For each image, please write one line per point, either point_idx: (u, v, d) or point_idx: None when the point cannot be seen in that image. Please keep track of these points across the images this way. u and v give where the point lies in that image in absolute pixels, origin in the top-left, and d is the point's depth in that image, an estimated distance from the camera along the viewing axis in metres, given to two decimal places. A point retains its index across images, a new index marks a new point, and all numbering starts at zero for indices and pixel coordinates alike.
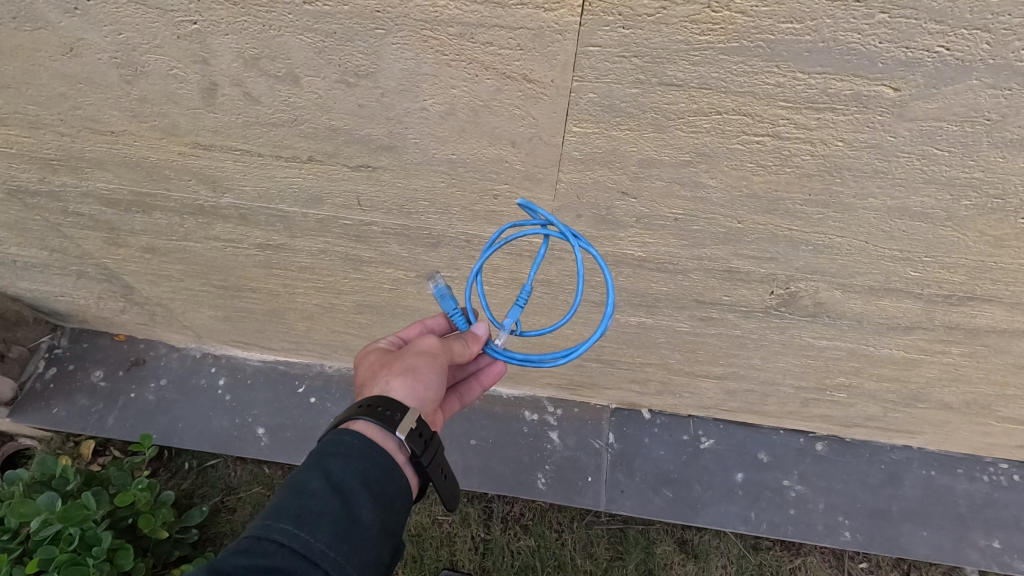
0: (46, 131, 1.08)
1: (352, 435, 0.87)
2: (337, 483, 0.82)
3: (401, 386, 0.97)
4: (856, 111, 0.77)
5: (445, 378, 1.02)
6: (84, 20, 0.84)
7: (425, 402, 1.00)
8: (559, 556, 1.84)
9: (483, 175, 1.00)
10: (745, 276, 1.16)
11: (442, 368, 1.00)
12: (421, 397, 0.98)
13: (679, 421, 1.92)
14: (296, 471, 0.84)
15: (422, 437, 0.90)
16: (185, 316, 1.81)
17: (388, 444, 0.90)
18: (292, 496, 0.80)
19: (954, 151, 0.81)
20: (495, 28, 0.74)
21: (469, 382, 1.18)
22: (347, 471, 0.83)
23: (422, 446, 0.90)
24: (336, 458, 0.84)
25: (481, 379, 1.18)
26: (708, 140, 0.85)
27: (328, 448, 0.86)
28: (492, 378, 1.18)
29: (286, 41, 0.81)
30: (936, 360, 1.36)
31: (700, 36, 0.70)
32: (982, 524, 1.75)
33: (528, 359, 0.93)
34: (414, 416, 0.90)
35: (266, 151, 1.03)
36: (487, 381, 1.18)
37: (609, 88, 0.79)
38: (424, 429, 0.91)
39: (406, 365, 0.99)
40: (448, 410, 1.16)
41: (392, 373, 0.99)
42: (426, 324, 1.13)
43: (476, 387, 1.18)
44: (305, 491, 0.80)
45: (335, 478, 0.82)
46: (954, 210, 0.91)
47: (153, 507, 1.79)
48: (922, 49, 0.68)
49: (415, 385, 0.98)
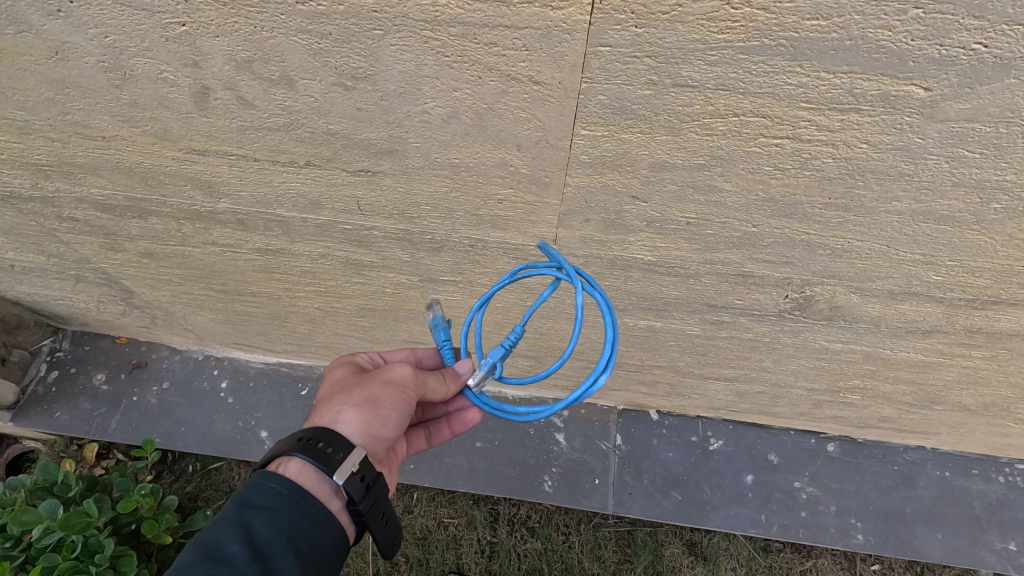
0: (36, 137, 1.05)
1: (283, 484, 0.85)
2: (258, 544, 0.79)
3: (357, 419, 0.96)
4: (883, 112, 0.73)
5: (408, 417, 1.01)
6: (68, 22, 0.80)
7: (377, 441, 0.97)
8: (566, 559, 1.81)
9: (487, 179, 0.96)
10: (759, 280, 1.12)
11: (407, 406, 0.99)
12: (374, 434, 0.97)
13: (688, 422, 1.89)
14: (216, 529, 0.80)
15: (364, 481, 0.89)
16: (186, 319, 1.78)
17: (321, 488, 0.89)
18: (206, 564, 0.76)
19: (986, 153, 0.77)
20: (499, 27, 0.70)
21: (439, 423, 1.20)
22: (271, 531, 0.80)
23: (363, 492, 0.88)
24: (260, 514, 0.82)
25: (454, 426, 1.20)
26: (723, 143, 0.81)
27: (253, 500, 0.83)
28: (463, 426, 1.20)
29: (279, 43, 0.77)
30: (955, 363, 1.32)
31: (718, 34, 0.66)
32: (998, 526, 1.71)
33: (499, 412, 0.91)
34: (358, 455, 0.89)
35: (262, 156, 0.99)
36: (456, 428, 1.20)
37: (619, 89, 0.75)
38: (368, 472, 0.90)
39: (369, 395, 0.98)
40: (411, 445, 1.18)
41: (350, 403, 0.97)
42: (416, 353, 1.15)
43: (445, 430, 1.21)
44: (224, 559, 0.77)
45: (258, 539, 0.79)
46: (983, 213, 0.87)
47: (157, 513, 1.77)
48: (957, 46, 0.63)
49: (370, 419, 0.96)
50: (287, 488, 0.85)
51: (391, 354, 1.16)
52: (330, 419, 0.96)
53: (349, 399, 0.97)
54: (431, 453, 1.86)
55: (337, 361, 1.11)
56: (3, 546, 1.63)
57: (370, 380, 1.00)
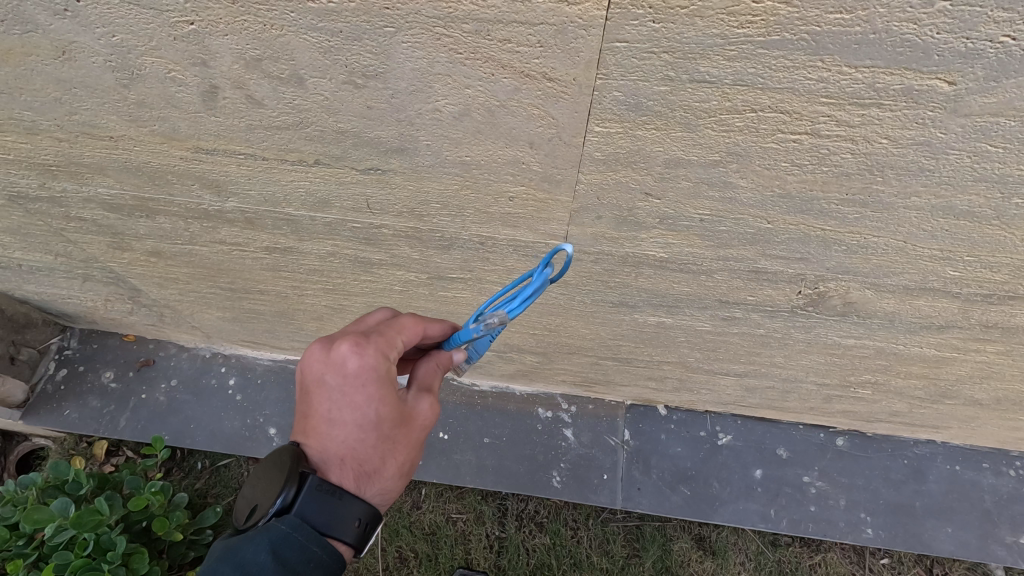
0: (44, 137, 1.04)
1: (324, 550, 0.81)
2: None
3: (396, 486, 0.91)
4: (905, 106, 0.71)
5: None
6: (75, 21, 0.79)
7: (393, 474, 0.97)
8: (575, 554, 1.81)
9: (498, 176, 0.95)
10: (772, 276, 1.10)
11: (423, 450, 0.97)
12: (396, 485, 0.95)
13: (696, 417, 1.87)
14: None
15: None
16: (193, 317, 1.77)
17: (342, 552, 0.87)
18: None
19: (1009, 147, 0.75)
20: (514, 24, 0.68)
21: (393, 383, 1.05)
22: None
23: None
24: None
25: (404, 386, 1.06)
26: (740, 139, 0.80)
27: (293, 561, 0.79)
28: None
29: (289, 42, 0.76)
30: (969, 358, 1.31)
31: (737, 29, 0.65)
32: (1009, 520, 1.70)
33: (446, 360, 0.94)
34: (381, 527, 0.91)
35: (271, 155, 0.98)
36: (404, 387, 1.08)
37: (635, 86, 0.74)
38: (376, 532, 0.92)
39: (410, 463, 0.91)
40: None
41: (394, 474, 0.89)
42: (424, 330, 0.90)
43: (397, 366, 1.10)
44: None
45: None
46: (1004, 208, 0.86)
47: (168, 510, 1.78)
48: (985, 39, 0.62)
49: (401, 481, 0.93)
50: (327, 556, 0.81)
51: (400, 334, 0.87)
52: (372, 488, 0.87)
53: (394, 471, 0.88)
54: (439, 449, 1.86)
55: (360, 367, 0.83)
56: (16, 543, 1.64)
57: (414, 444, 0.89)
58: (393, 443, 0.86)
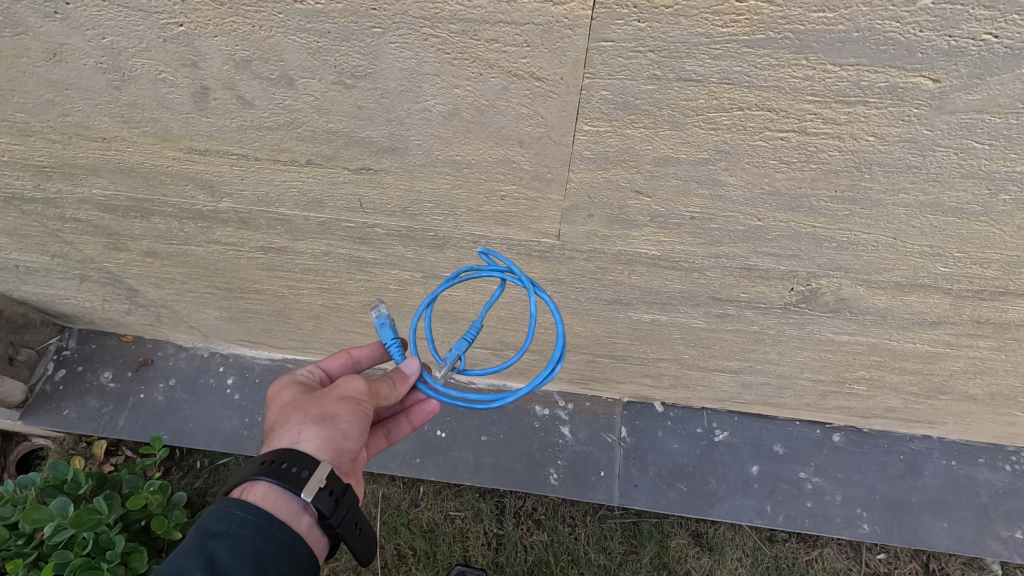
0: (37, 138, 1.05)
1: (245, 510, 0.87)
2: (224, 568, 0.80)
3: (318, 436, 0.97)
4: (890, 104, 0.72)
5: (367, 423, 1.03)
6: (65, 24, 0.79)
7: (344, 452, 0.99)
8: (573, 550, 1.82)
9: (489, 176, 0.95)
10: (764, 273, 1.11)
11: (364, 416, 1.01)
12: (339, 447, 0.98)
13: (692, 414, 1.88)
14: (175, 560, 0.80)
15: (332, 495, 0.91)
16: (190, 317, 1.78)
17: (290, 507, 0.91)
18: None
19: (996, 143, 0.75)
20: (500, 24, 0.69)
21: (397, 419, 1.20)
22: (236, 558, 0.82)
23: (332, 506, 0.91)
24: (223, 540, 0.83)
25: (413, 420, 1.20)
26: (729, 137, 0.80)
27: (218, 528, 0.85)
28: (422, 417, 1.20)
29: (278, 42, 0.76)
30: (962, 354, 1.31)
31: (722, 28, 0.65)
32: (1005, 515, 1.70)
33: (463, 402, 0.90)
34: (323, 472, 0.92)
35: (264, 155, 0.99)
36: (416, 421, 1.20)
37: (622, 84, 0.74)
38: (335, 485, 0.93)
39: (326, 413, 0.99)
40: (372, 447, 1.19)
41: (306, 421, 0.98)
42: (351, 356, 1.15)
43: (403, 424, 1.20)
44: None
45: (221, 565, 0.81)
46: (992, 204, 0.86)
47: (166, 510, 1.78)
48: (967, 37, 0.62)
49: (331, 435, 0.98)
50: (251, 513, 0.87)
51: (327, 362, 1.15)
52: (287, 438, 0.97)
53: (304, 418, 0.98)
54: (437, 447, 1.87)
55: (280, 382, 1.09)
56: (16, 543, 1.65)
57: (323, 397, 1.00)
58: (301, 404, 1.01)
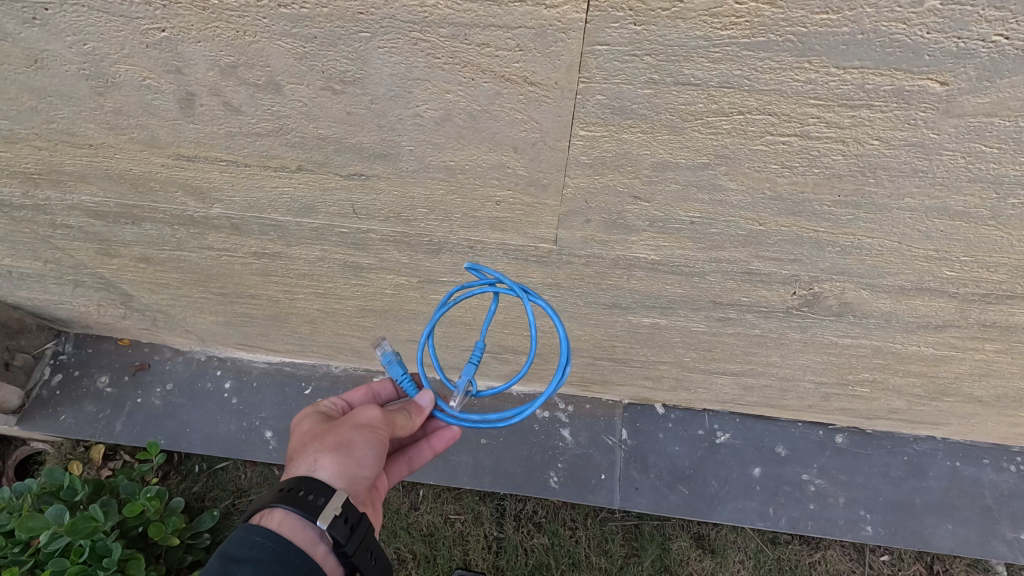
0: (23, 145, 1.03)
1: (264, 536, 0.86)
2: None
3: (333, 463, 0.97)
4: (896, 107, 0.69)
5: (383, 452, 1.02)
6: (44, 30, 0.77)
7: (358, 481, 0.98)
8: (573, 554, 1.80)
9: (484, 181, 0.93)
10: (765, 277, 1.08)
11: (380, 443, 1.00)
12: (354, 475, 0.97)
13: (694, 416, 1.86)
14: None
15: (347, 522, 0.90)
16: (186, 322, 1.76)
17: (305, 535, 0.90)
18: None
19: (1004, 147, 0.73)
20: (491, 27, 0.67)
21: (419, 446, 1.18)
22: None
23: (348, 533, 0.89)
24: (243, 565, 0.82)
25: (434, 445, 1.18)
26: (728, 142, 0.78)
27: (237, 554, 0.84)
28: (443, 442, 1.18)
29: (263, 48, 0.74)
30: (967, 357, 1.29)
31: (721, 30, 0.63)
32: (1010, 516, 1.68)
33: (484, 421, 0.92)
34: (339, 500, 0.91)
35: (253, 162, 0.96)
36: (437, 446, 1.18)
37: (618, 89, 0.72)
38: (350, 513, 0.91)
39: (342, 441, 0.99)
40: (394, 475, 1.18)
41: (323, 449, 0.98)
42: (372, 389, 1.18)
43: (426, 451, 1.18)
44: None
45: None
46: (1000, 208, 0.84)
47: (164, 516, 1.77)
48: (976, 39, 0.60)
49: (347, 462, 0.97)
50: (270, 539, 0.86)
51: (349, 394, 1.17)
52: (303, 467, 0.97)
53: (319, 447, 0.98)
54: None
55: (303, 414, 1.11)
56: (13, 550, 1.63)
57: (340, 424, 1.00)
58: (319, 433, 1.01)
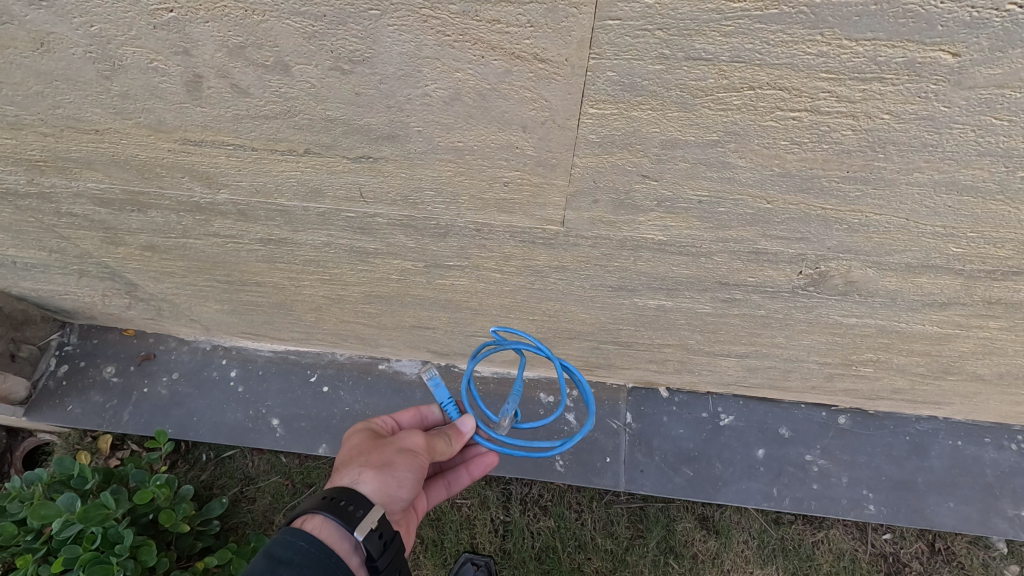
0: (28, 132, 1.02)
1: (310, 541, 0.87)
2: None
3: (372, 479, 0.99)
4: (907, 80, 0.69)
5: (422, 478, 1.04)
6: (51, 12, 0.77)
7: (394, 499, 1.00)
8: (579, 536, 1.82)
9: (491, 162, 0.93)
10: (772, 256, 1.09)
11: (420, 468, 1.02)
12: (392, 494, 1.00)
13: (697, 399, 1.88)
14: None
15: (382, 537, 0.91)
16: (192, 311, 1.76)
17: (341, 545, 0.92)
18: None
19: (1014, 119, 0.73)
20: (502, 3, 0.67)
21: (458, 471, 1.23)
22: None
23: (381, 549, 0.90)
24: (287, 568, 0.83)
25: (472, 471, 1.23)
26: (737, 118, 0.78)
27: (284, 557, 0.85)
28: (482, 469, 1.23)
29: (272, 27, 0.75)
30: (972, 335, 1.30)
31: (734, 2, 0.63)
32: (1011, 494, 1.70)
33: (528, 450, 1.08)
34: (376, 514, 0.92)
35: (261, 145, 0.96)
36: (476, 472, 1.23)
37: (629, 66, 0.72)
38: (385, 529, 0.92)
39: (385, 460, 1.01)
40: (433, 497, 1.22)
41: (366, 464, 1.01)
42: (421, 410, 1.23)
43: (464, 476, 1.23)
44: None
45: None
46: (1008, 182, 0.84)
47: (174, 503, 1.78)
48: (989, 8, 0.61)
49: (387, 481, 1.00)
50: (315, 546, 0.87)
51: (400, 414, 1.20)
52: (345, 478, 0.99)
53: (363, 462, 1.01)
54: None
55: (353, 429, 1.14)
56: (25, 538, 1.65)
57: (385, 445, 1.04)
58: (365, 449, 1.04)
